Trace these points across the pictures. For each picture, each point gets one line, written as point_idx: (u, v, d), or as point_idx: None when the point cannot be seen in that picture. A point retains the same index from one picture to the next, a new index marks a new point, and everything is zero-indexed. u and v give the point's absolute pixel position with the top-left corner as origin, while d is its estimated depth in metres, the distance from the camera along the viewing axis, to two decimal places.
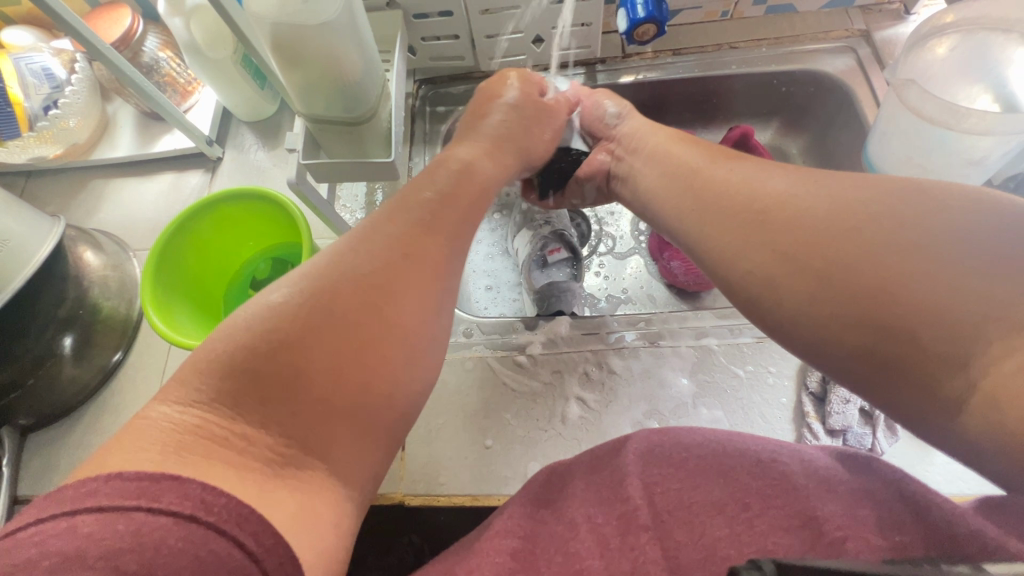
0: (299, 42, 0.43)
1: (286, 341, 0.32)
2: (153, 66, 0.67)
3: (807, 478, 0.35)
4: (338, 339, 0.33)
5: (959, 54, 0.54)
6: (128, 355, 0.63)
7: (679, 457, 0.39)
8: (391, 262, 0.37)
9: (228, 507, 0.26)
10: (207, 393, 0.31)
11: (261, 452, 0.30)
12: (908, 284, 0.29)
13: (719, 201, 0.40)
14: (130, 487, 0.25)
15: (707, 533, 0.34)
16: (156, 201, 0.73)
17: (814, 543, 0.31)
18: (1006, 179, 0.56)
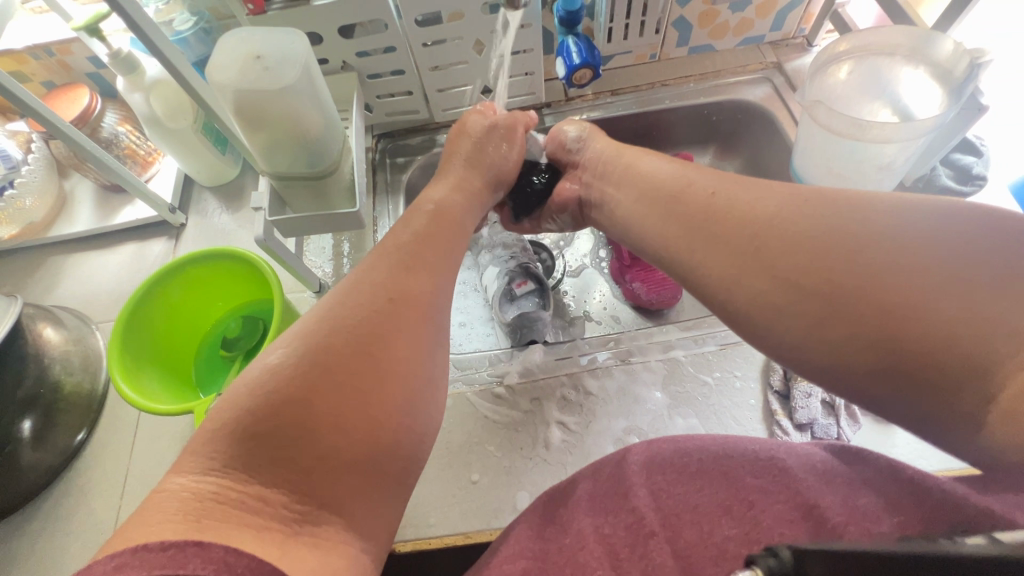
0: (261, 105, 0.46)
1: (268, 408, 0.33)
2: (112, 140, 0.68)
3: (806, 471, 0.37)
4: (315, 393, 0.34)
5: (857, 76, 0.62)
6: (92, 433, 0.61)
7: (682, 462, 0.40)
8: (376, 308, 0.39)
9: (251, 566, 0.26)
10: (219, 460, 0.32)
11: (276, 511, 0.31)
12: (918, 301, 0.31)
13: (697, 230, 0.42)
14: (156, 558, 0.26)
15: (716, 531, 0.36)
16: (118, 272, 0.72)
17: (818, 531, 0.34)
18: (915, 179, 0.63)
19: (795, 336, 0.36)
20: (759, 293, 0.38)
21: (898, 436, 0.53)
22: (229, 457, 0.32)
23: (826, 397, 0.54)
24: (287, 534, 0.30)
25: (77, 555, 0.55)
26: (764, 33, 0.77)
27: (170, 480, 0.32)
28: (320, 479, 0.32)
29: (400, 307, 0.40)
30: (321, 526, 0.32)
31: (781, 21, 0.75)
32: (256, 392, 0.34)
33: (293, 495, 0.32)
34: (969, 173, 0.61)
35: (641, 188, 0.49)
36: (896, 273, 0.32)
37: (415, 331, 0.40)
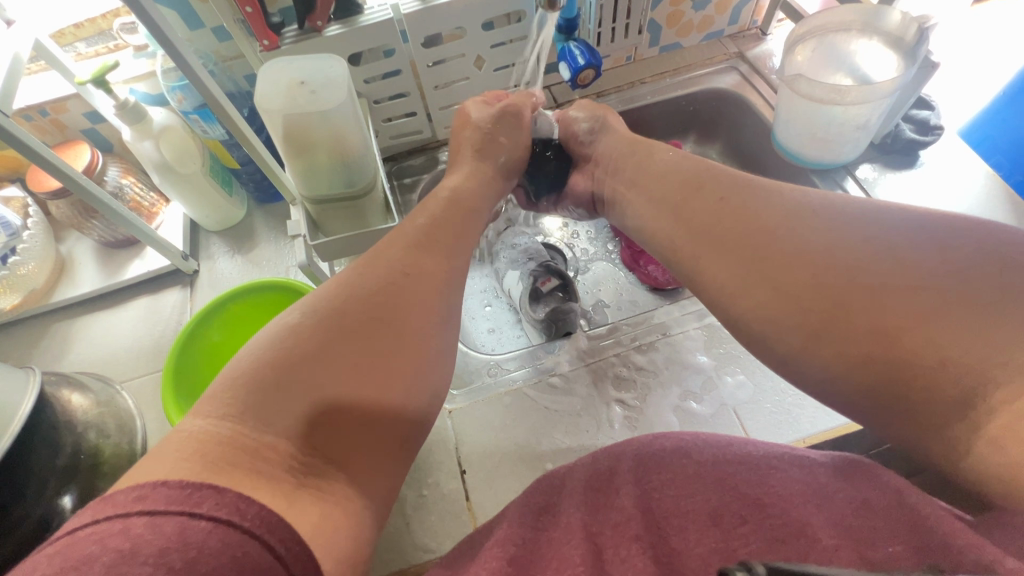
0: (309, 130, 0.47)
1: (289, 358, 0.37)
2: (117, 193, 0.67)
3: (796, 491, 0.36)
4: (327, 353, 0.38)
5: (818, 53, 0.70)
6: None
7: (679, 463, 0.40)
8: (393, 280, 0.44)
9: (259, 514, 0.28)
10: (236, 406, 0.34)
11: (284, 461, 0.33)
12: (897, 296, 0.35)
13: (714, 225, 0.46)
14: (175, 494, 0.27)
15: (700, 544, 0.35)
16: (135, 328, 0.69)
17: (807, 551, 0.32)
18: (883, 136, 0.71)
19: (763, 305, 0.41)
20: (742, 274, 0.43)
21: None
22: (245, 404, 0.35)
23: None
24: (294, 484, 0.33)
25: None
26: (723, 28, 0.85)
27: (188, 421, 0.34)
28: (327, 439, 0.36)
29: (404, 285, 0.44)
30: (326, 486, 0.34)
31: (737, 15, 0.83)
32: (282, 345, 0.38)
33: (298, 449, 0.34)
34: (928, 125, 0.70)
35: (660, 178, 0.53)
36: (877, 274, 0.36)
37: (424, 309, 0.44)
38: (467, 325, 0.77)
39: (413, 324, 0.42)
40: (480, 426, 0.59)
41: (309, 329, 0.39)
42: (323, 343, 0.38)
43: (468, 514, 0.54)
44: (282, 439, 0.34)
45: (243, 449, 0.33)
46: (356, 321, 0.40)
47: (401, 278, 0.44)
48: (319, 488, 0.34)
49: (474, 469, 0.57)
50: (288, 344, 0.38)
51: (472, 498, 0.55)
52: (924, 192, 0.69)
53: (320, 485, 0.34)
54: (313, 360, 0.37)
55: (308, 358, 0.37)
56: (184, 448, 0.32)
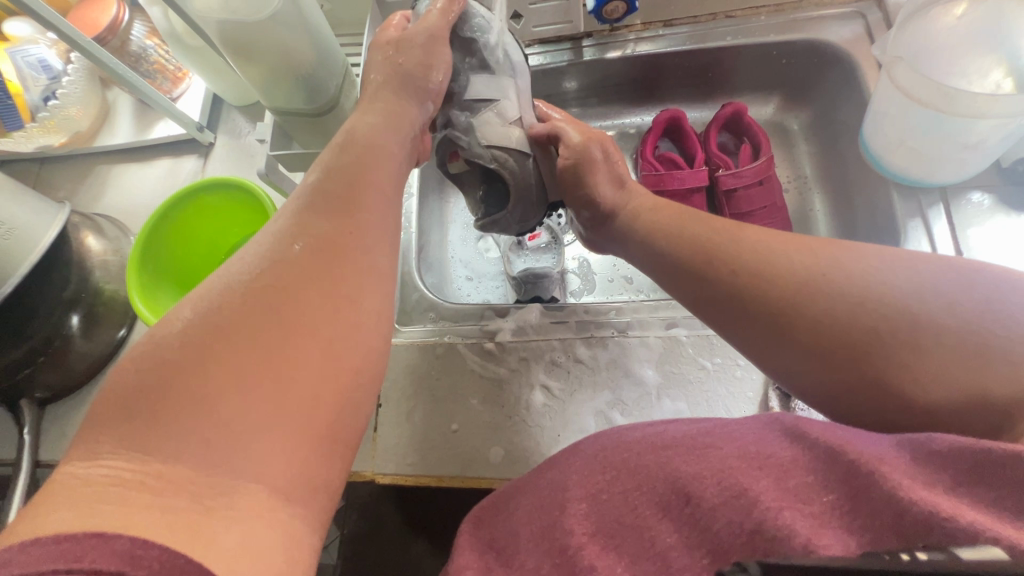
0: (251, 40, 0.44)
1: (177, 372, 0.29)
2: (142, 54, 0.69)
3: (738, 457, 0.34)
4: (214, 353, 0.30)
5: (970, 23, 0.50)
6: (131, 330, 0.70)
7: (621, 458, 0.37)
8: (300, 258, 0.36)
9: (162, 558, 0.22)
10: (110, 443, 0.27)
11: (183, 490, 0.27)
12: (826, 326, 0.36)
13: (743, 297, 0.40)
14: (52, 551, 0.22)
15: (658, 539, 0.34)
16: (156, 186, 0.76)
17: (747, 523, 0.31)
18: (1015, 161, 0.52)
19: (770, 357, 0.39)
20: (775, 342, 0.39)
21: None
22: (122, 436, 0.28)
23: None
24: (199, 513, 0.26)
25: None
26: None
27: (64, 465, 0.27)
28: (229, 448, 0.28)
29: (318, 256, 0.36)
30: (243, 504, 0.28)
31: None
32: (171, 350, 0.30)
33: (199, 470, 0.27)
34: None
35: (673, 218, 0.50)
36: (854, 327, 0.35)
37: (346, 279, 0.37)
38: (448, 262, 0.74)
39: (335, 289, 0.36)
40: (408, 368, 0.60)
41: (192, 335, 0.31)
42: (213, 342, 0.31)
43: (371, 443, 0.57)
44: (172, 463, 0.27)
45: (121, 478, 0.26)
46: (263, 314, 0.32)
47: (316, 258, 0.36)
48: (232, 508, 0.27)
49: (388, 407, 0.58)
50: (167, 360, 0.30)
51: (378, 431, 0.58)
52: None
53: (233, 505, 0.27)
54: (201, 373, 0.30)
55: (195, 367, 0.30)
56: (70, 495, 0.26)
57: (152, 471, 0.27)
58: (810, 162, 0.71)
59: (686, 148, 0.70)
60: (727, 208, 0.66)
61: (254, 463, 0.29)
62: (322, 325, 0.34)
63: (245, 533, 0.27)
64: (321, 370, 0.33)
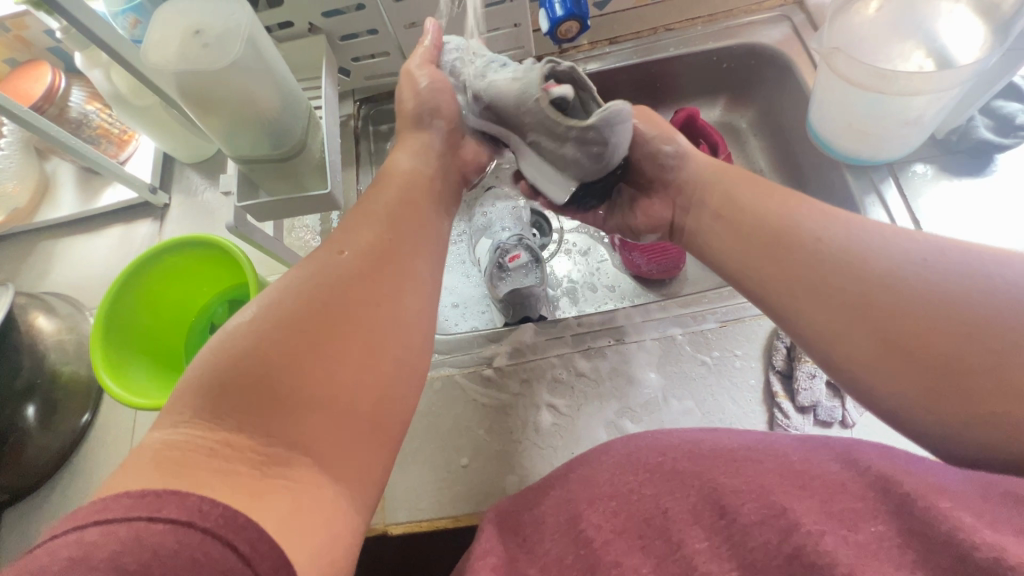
0: (211, 87, 0.42)
1: (239, 359, 0.33)
2: (82, 120, 0.66)
3: (783, 479, 0.35)
4: (276, 342, 0.34)
5: (888, 13, 0.56)
6: (97, 415, 0.64)
7: (655, 461, 0.39)
8: (351, 261, 0.40)
9: (224, 515, 0.26)
10: (188, 411, 0.32)
11: (243, 454, 0.31)
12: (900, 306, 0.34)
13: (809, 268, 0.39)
14: (134, 501, 0.26)
15: (687, 543, 0.34)
16: (109, 256, 0.71)
17: (784, 537, 0.31)
18: (948, 132, 0.57)
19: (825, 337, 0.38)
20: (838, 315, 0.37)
21: None
22: (198, 406, 0.32)
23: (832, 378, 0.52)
24: (257, 478, 0.30)
25: None
26: None
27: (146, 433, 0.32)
28: (289, 421, 0.32)
29: (362, 264, 0.40)
30: (296, 469, 0.31)
31: None
32: (240, 337, 0.35)
33: (259, 439, 0.31)
34: (1011, 123, 0.55)
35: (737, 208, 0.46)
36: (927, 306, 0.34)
37: (388, 290, 0.39)
38: None
39: (383, 290, 0.39)
40: None
41: (262, 328, 0.35)
42: (274, 330, 0.35)
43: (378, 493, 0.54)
44: (239, 433, 0.31)
45: (195, 432, 0.31)
46: (316, 307, 0.36)
47: (363, 262, 0.40)
48: (288, 476, 0.31)
49: None
50: (233, 346, 0.34)
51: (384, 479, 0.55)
52: (981, 208, 0.55)
53: (288, 474, 0.31)
54: (263, 357, 0.33)
55: (265, 352, 0.34)
56: (153, 452, 0.30)
57: (217, 433, 0.31)
58: (763, 156, 0.75)
59: None
60: None
61: (311, 439, 0.32)
62: (374, 326, 0.37)
63: (295, 509, 0.30)
64: (366, 372, 0.35)
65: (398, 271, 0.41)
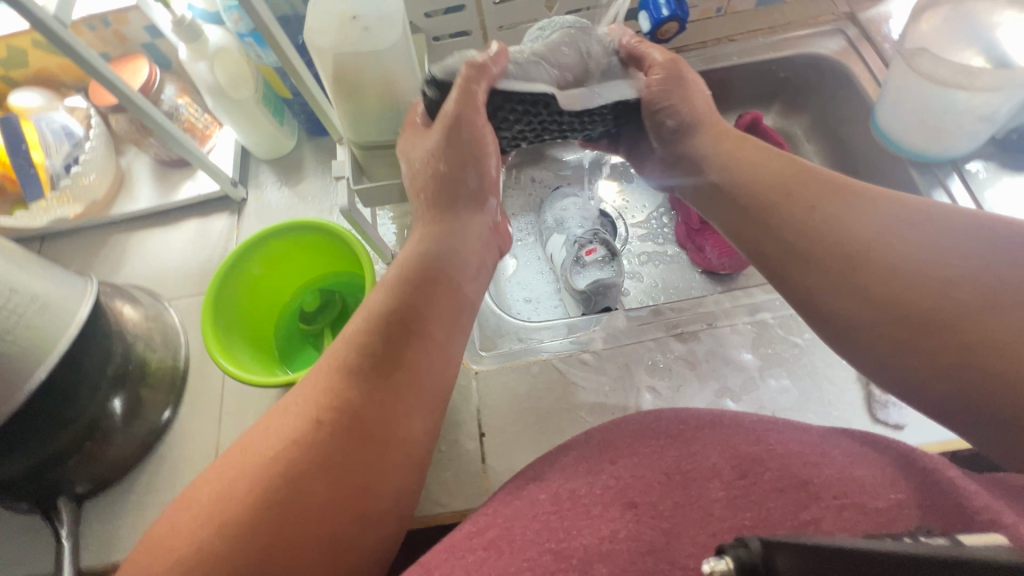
0: (360, 70, 0.46)
1: (203, 546, 0.34)
2: (173, 113, 0.67)
3: (801, 445, 0.40)
4: (246, 527, 0.35)
5: (949, 24, 0.60)
6: (177, 411, 0.62)
7: (681, 430, 0.42)
8: (334, 426, 0.39)
9: None
10: None
11: None
12: (883, 258, 0.39)
13: (807, 235, 0.43)
14: None
15: (705, 493, 0.38)
16: (185, 248, 0.72)
17: (809, 502, 0.36)
18: (1007, 131, 0.61)
19: (823, 291, 0.42)
20: (826, 274, 0.42)
21: None
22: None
23: None
24: None
25: None
26: None
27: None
28: None
29: (346, 434, 0.39)
30: None
31: None
32: (208, 515, 0.36)
33: None
34: None
35: (749, 168, 0.49)
36: (908, 259, 0.38)
37: (374, 461, 0.40)
38: (504, 290, 0.74)
39: (366, 468, 0.39)
40: (506, 392, 0.58)
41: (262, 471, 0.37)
42: (244, 516, 0.35)
43: (482, 476, 0.55)
44: None
45: None
46: (286, 489, 0.37)
47: (348, 429, 0.39)
48: None
49: (493, 435, 0.56)
50: (202, 529, 0.35)
51: (487, 461, 0.55)
52: None
53: None
54: (225, 548, 0.34)
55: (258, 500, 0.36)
56: None
57: None
58: (819, 159, 0.79)
59: None
60: None
61: None
62: (345, 503, 0.38)
63: None
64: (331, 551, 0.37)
65: (386, 426, 0.41)
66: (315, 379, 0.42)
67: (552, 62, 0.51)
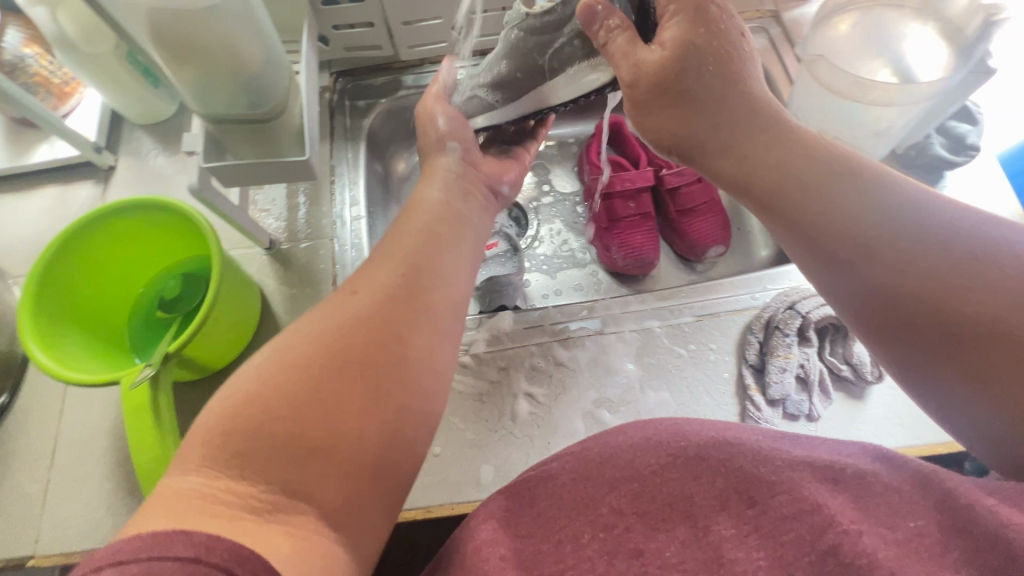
0: (189, 31, 0.40)
1: (240, 411, 0.29)
2: (18, 64, 0.59)
3: (811, 466, 0.32)
4: (290, 385, 0.30)
5: (859, 31, 0.59)
6: (15, 397, 0.56)
7: (676, 445, 0.35)
8: (366, 303, 0.35)
9: (231, 549, 0.23)
10: (190, 465, 0.28)
11: (244, 506, 0.27)
12: (894, 246, 0.32)
13: (810, 208, 0.35)
14: (140, 541, 0.22)
15: (713, 530, 0.31)
16: (39, 219, 0.64)
17: (821, 533, 0.29)
18: (907, 147, 0.60)
19: (836, 273, 0.35)
20: (829, 256, 0.35)
21: (867, 412, 0.52)
22: (202, 456, 0.28)
23: (801, 372, 0.53)
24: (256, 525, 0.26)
25: (18, 527, 0.51)
26: None
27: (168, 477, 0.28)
28: (292, 473, 0.28)
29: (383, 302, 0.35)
30: (294, 520, 0.28)
31: None
32: (248, 380, 0.31)
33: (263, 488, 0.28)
34: (963, 142, 0.59)
35: (732, 127, 0.39)
36: (924, 247, 0.32)
37: (421, 326, 0.35)
38: None
39: (412, 342, 0.34)
40: None
41: (275, 362, 0.31)
42: (282, 376, 0.30)
43: None
44: (242, 482, 0.28)
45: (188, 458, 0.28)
46: (333, 347, 0.32)
47: (387, 298, 0.35)
48: (293, 528, 0.27)
49: None
50: (234, 396, 0.30)
51: None
52: None
53: (294, 525, 0.27)
54: (271, 413, 0.29)
55: (267, 394, 0.30)
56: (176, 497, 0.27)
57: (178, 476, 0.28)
58: None
59: (628, 152, 0.74)
60: (673, 204, 0.71)
61: (317, 490, 0.29)
62: (392, 367, 0.33)
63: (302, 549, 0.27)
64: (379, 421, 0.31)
65: (422, 297, 0.37)
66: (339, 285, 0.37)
67: (489, 88, 0.50)
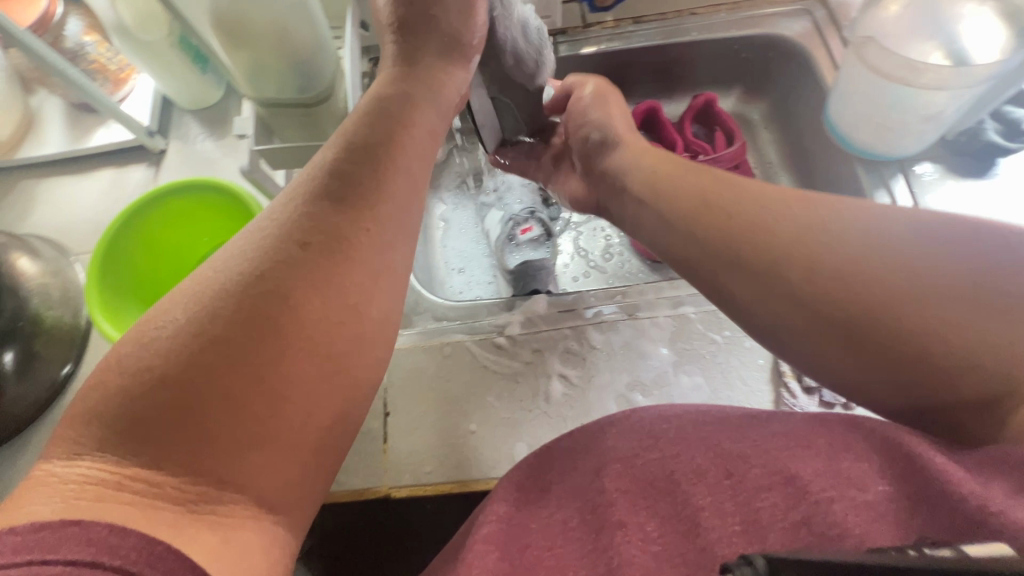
0: (246, 15, 0.42)
1: (147, 391, 0.27)
2: (78, 51, 0.62)
3: (787, 437, 0.38)
4: (207, 357, 0.28)
5: (911, 11, 0.57)
6: (79, 366, 0.60)
7: (658, 428, 0.41)
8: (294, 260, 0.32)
9: (136, 546, 0.23)
10: (95, 443, 0.26)
11: (168, 493, 0.26)
12: (835, 272, 0.33)
13: (763, 238, 0.37)
14: (27, 541, 0.22)
15: (692, 501, 0.37)
16: (96, 199, 0.67)
17: (798, 500, 0.34)
18: (959, 133, 0.58)
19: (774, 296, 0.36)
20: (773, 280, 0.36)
21: None
22: (104, 438, 0.27)
23: None
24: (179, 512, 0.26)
25: None
26: None
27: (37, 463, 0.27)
28: (210, 452, 0.27)
29: (317, 259, 0.32)
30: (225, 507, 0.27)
31: None
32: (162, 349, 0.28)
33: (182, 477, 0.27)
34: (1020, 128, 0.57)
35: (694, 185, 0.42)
36: (864, 266, 0.33)
37: (358, 286, 0.33)
38: (435, 258, 0.72)
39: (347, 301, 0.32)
40: (414, 372, 0.56)
41: (179, 343, 0.28)
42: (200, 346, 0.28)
43: (381, 456, 0.53)
44: (161, 470, 0.27)
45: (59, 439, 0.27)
46: (252, 315, 0.29)
47: (319, 257, 0.32)
48: (220, 513, 0.27)
49: (395, 415, 0.55)
50: (142, 360, 0.28)
51: (389, 441, 0.54)
52: (987, 205, 0.57)
53: (220, 510, 0.27)
54: (188, 390, 0.27)
55: (177, 365, 0.28)
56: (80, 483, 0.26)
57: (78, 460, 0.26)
58: (774, 149, 0.77)
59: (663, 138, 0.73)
60: None
61: (243, 473, 0.28)
62: (325, 328, 0.31)
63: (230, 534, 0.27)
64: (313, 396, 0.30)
65: (364, 254, 0.34)
66: (259, 231, 0.33)
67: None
